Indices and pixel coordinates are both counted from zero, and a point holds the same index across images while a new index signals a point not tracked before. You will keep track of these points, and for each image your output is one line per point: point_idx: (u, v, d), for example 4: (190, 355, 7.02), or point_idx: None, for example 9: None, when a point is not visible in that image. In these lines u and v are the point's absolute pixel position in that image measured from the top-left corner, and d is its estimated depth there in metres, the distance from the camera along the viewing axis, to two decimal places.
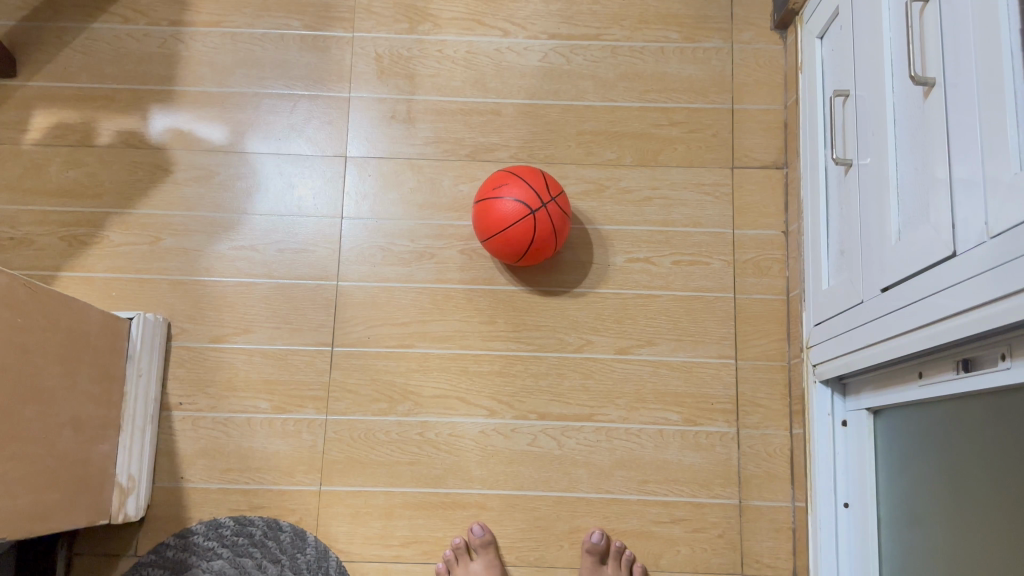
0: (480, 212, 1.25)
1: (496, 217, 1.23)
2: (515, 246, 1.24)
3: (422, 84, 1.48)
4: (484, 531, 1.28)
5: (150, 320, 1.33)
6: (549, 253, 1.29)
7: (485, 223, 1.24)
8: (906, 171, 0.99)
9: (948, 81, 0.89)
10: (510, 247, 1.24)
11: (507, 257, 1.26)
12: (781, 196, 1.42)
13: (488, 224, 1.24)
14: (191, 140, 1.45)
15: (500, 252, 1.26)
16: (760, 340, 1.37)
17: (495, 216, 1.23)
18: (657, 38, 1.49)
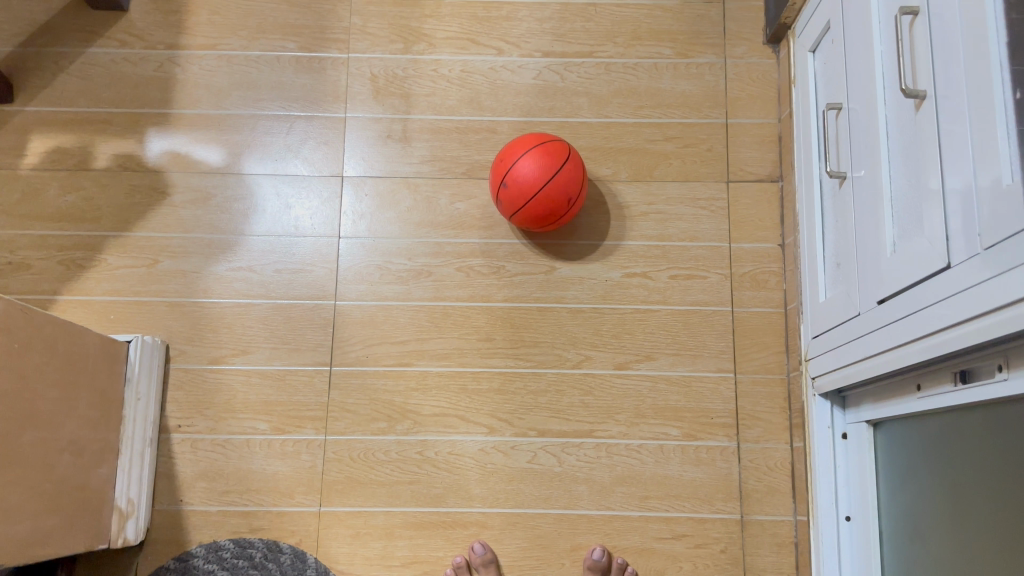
0: (502, 154, 1.29)
1: (526, 141, 1.28)
2: (550, 162, 1.25)
3: (417, 104, 1.49)
4: (485, 549, 1.27)
5: (148, 343, 1.33)
6: (575, 195, 1.28)
7: (512, 152, 1.27)
8: (901, 183, 0.99)
9: (940, 94, 0.90)
10: (545, 164, 1.25)
11: (540, 179, 1.25)
12: (777, 209, 1.43)
13: (520, 148, 1.26)
14: (188, 162, 1.46)
15: (533, 177, 1.25)
16: (759, 353, 1.37)
17: (525, 141, 1.28)
18: (650, 54, 1.50)
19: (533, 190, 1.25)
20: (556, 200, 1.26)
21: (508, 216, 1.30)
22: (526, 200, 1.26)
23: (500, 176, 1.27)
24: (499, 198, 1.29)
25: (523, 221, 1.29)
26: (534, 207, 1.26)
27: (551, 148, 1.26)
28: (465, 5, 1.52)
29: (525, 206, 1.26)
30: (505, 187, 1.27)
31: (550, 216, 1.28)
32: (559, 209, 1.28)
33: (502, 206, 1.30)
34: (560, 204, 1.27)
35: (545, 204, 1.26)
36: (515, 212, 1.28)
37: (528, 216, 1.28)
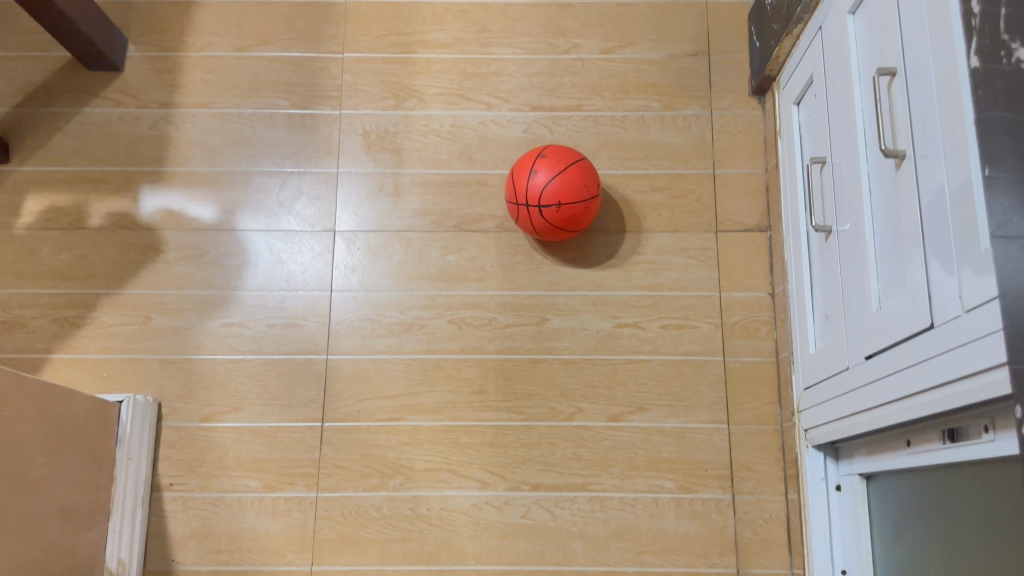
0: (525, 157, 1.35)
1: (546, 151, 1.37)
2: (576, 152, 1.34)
3: (408, 158, 1.51)
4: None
5: (140, 402, 1.33)
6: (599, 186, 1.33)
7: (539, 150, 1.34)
8: (884, 240, 1.00)
9: (919, 155, 0.91)
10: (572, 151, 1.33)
11: (574, 155, 1.30)
12: (766, 258, 1.44)
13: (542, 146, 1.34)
14: (182, 220, 1.47)
15: (567, 152, 1.30)
16: (752, 403, 1.36)
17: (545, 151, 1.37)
18: (637, 107, 1.52)
19: (574, 155, 1.29)
20: (590, 176, 1.30)
21: (541, 190, 1.27)
22: (568, 163, 1.28)
23: (532, 155, 1.30)
24: (530, 176, 1.28)
25: (561, 189, 1.27)
26: (574, 173, 1.28)
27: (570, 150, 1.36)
28: (455, 61, 1.54)
29: (566, 171, 1.27)
30: (542, 159, 1.28)
31: (586, 187, 1.28)
32: (591, 186, 1.30)
33: (535, 180, 1.27)
34: (593, 181, 1.30)
35: (582, 173, 1.29)
36: (552, 180, 1.27)
37: (566, 184, 1.27)
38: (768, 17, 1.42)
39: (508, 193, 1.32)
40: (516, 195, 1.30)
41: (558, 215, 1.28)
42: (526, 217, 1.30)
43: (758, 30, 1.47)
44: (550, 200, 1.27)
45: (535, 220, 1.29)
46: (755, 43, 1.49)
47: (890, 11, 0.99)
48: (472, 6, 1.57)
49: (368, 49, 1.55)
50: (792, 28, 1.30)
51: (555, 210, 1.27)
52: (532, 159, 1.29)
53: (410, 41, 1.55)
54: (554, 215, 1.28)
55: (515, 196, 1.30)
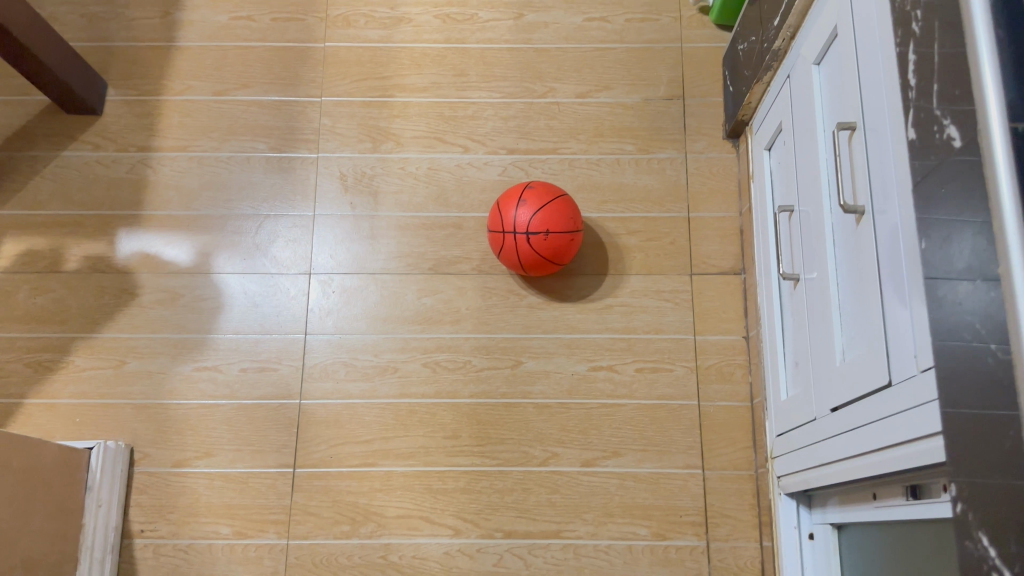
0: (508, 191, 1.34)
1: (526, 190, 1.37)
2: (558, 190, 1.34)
3: (384, 200, 1.51)
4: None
5: (111, 448, 1.32)
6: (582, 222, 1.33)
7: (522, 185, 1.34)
8: (847, 292, 1.00)
9: (877, 211, 0.91)
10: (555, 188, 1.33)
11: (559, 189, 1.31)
12: (740, 301, 1.44)
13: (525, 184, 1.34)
14: (157, 263, 1.47)
15: (552, 187, 1.30)
16: (726, 448, 1.36)
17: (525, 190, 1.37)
18: (612, 151, 1.53)
19: (559, 189, 1.30)
20: (574, 210, 1.30)
21: (529, 218, 1.26)
22: (553, 195, 1.28)
23: (519, 186, 1.29)
24: (518, 204, 1.27)
25: (548, 219, 1.26)
26: (561, 204, 1.27)
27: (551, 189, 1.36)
28: (432, 104, 1.56)
29: (553, 202, 1.27)
30: (529, 190, 1.28)
31: (572, 219, 1.28)
32: (577, 218, 1.30)
33: (522, 209, 1.26)
34: (576, 216, 1.30)
35: (568, 205, 1.28)
36: (539, 210, 1.26)
37: (553, 214, 1.26)
38: (740, 62, 1.43)
39: (492, 223, 1.30)
40: (501, 225, 1.28)
41: (544, 244, 1.26)
42: (510, 246, 1.28)
43: (731, 75, 1.48)
44: (537, 229, 1.26)
45: (521, 248, 1.27)
46: (728, 88, 1.50)
47: (849, 66, 1.00)
48: (450, 50, 1.58)
49: (346, 93, 1.56)
50: (761, 75, 1.32)
51: (541, 238, 1.26)
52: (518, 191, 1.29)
53: (387, 85, 1.56)
54: (540, 244, 1.26)
55: (500, 225, 1.28)
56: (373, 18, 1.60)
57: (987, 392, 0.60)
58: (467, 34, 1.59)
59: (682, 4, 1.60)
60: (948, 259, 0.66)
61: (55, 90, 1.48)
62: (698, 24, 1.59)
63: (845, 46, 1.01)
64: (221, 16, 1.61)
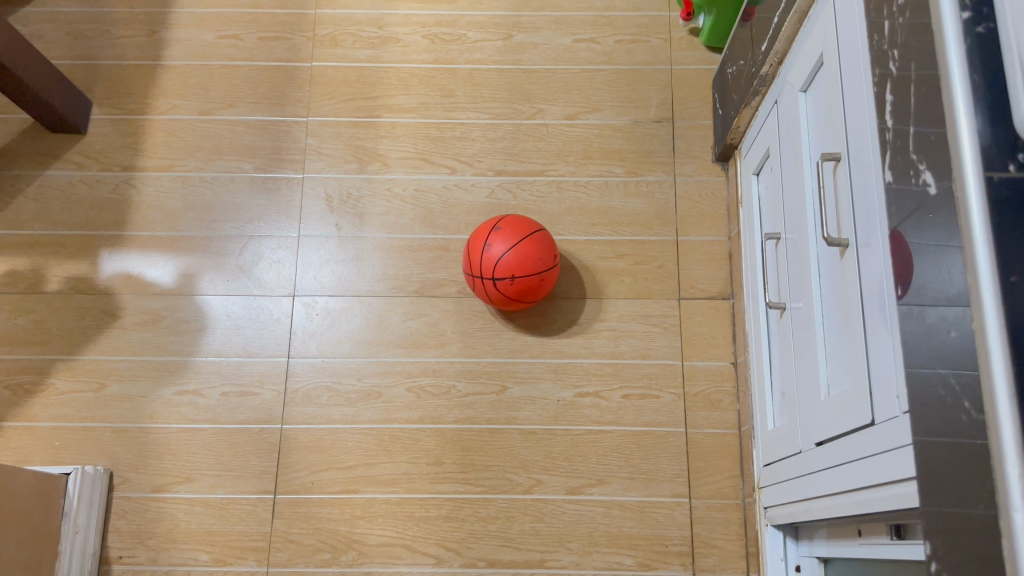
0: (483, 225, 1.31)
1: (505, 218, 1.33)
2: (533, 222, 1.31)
3: (370, 222, 1.50)
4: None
5: (89, 473, 1.30)
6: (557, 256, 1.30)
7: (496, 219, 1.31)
8: (832, 325, 0.99)
9: (862, 244, 0.89)
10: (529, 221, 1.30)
11: (531, 225, 1.27)
12: (729, 326, 1.42)
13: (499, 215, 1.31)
14: (140, 284, 1.46)
15: (524, 223, 1.27)
16: (714, 477, 1.34)
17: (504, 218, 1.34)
18: (601, 173, 1.52)
19: (529, 229, 1.26)
20: (546, 248, 1.27)
21: (495, 263, 1.24)
22: (522, 237, 1.25)
23: (488, 226, 1.27)
24: (485, 248, 1.25)
25: (514, 263, 1.24)
26: (528, 246, 1.25)
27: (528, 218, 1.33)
28: (419, 125, 1.54)
29: (519, 246, 1.24)
30: (497, 231, 1.26)
31: (541, 261, 1.25)
32: (548, 257, 1.27)
33: (488, 255, 1.25)
34: (549, 253, 1.27)
35: (538, 245, 1.26)
36: (505, 254, 1.24)
37: (520, 258, 1.24)
38: (729, 85, 1.41)
39: (465, 263, 1.29)
40: (472, 266, 1.27)
41: (512, 287, 1.25)
42: (481, 288, 1.27)
43: (720, 98, 1.47)
44: (504, 272, 1.24)
45: (491, 291, 1.26)
46: (717, 111, 1.49)
47: (834, 95, 0.98)
48: (438, 71, 1.57)
49: (333, 113, 1.55)
50: (750, 100, 1.30)
51: (508, 282, 1.25)
52: (488, 231, 1.27)
53: (375, 105, 1.55)
54: (507, 287, 1.25)
55: (470, 267, 1.27)
56: (360, 37, 1.59)
57: (962, 448, 0.58)
58: (456, 54, 1.58)
59: (672, 25, 1.59)
60: (925, 307, 0.64)
61: (33, 108, 1.47)
62: (688, 45, 1.58)
63: (830, 75, 1.00)
64: (207, 35, 1.60)
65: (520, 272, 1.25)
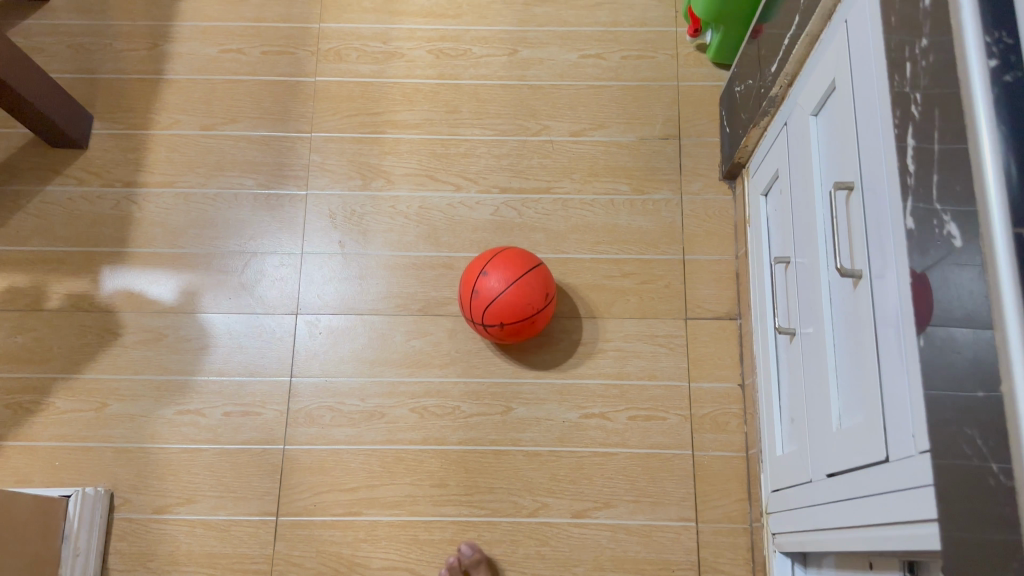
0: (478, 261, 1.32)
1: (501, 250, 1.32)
2: (527, 257, 1.29)
3: (374, 239, 1.48)
4: (473, 550, 1.27)
5: (90, 494, 1.28)
6: (551, 292, 1.29)
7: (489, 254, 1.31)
8: (844, 355, 0.97)
9: (876, 276, 0.88)
10: (522, 257, 1.29)
11: (521, 265, 1.26)
12: (736, 347, 1.41)
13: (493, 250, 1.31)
14: (141, 302, 1.44)
15: (515, 264, 1.27)
16: (721, 501, 1.32)
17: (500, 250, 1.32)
18: (607, 191, 1.50)
19: (515, 274, 1.26)
20: (534, 291, 1.26)
21: (484, 309, 1.26)
22: (508, 284, 1.25)
23: (478, 268, 1.27)
24: (474, 293, 1.27)
25: (501, 311, 1.25)
26: (517, 291, 1.25)
27: (523, 250, 1.32)
28: (424, 141, 1.53)
29: (505, 293, 1.24)
30: (485, 277, 1.26)
31: (529, 307, 1.26)
32: (539, 298, 1.27)
33: (477, 301, 1.26)
34: (538, 295, 1.26)
35: (527, 289, 1.26)
36: (493, 302, 1.25)
37: (507, 305, 1.25)
38: (736, 104, 1.40)
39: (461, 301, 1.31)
40: (466, 307, 1.30)
41: (503, 331, 1.28)
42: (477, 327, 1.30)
43: (727, 115, 1.45)
44: (494, 319, 1.26)
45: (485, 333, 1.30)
46: (725, 128, 1.48)
47: (847, 122, 0.97)
48: (443, 86, 1.55)
49: (336, 129, 1.53)
50: (758, 120, 1.29)
51: (499, 327, 1.27)
52: (477, 275, 1.27)
53: (379, 120, 1.54)
54: (498, 331, 1.28)
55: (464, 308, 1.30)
56: (365, 51, 1.57)
57: (985, 512, 0.59)
58: (461, 70, 1.56)
59: (679, 41, 1.58)
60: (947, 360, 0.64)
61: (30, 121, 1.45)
62: (695, 62, 1.56)
63: (843, 100, 0.98)
64: (210, 49, 1.58)
65: (510, 315, 1.26)
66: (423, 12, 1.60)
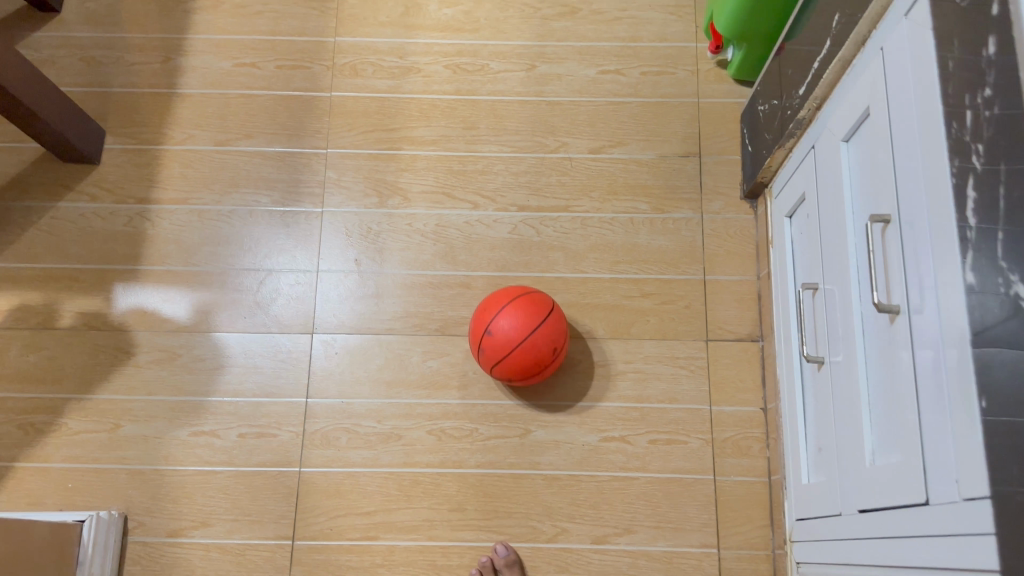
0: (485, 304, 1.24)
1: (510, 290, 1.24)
2: (536, 309, 1.21)
3: (390, 257, 1.47)
4: (508, 551, 1.26)
5: (104, 518, 1.27)
6: (561, 343, 1.23)
7: (495, 301, 1.22)
8: (878, 388, 0.96)
9: (914, 312, 0.86)
10: (531, 310, 1.20)
11: (528, 325, 1.19)
12: (758, 370, 1.39)
13: (503, 294, 1.22)
14: (155, 320, 1.42)
15: (522, 322, 1.19)
16: (743, 527, 1.30)
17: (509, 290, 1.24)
18: (626, 210, 1.48)
19: (520, 338, 1.19)
20: (542, 349, 1.20)
21: (490, 365, 1.22)
22: (513, 346, 1.19)
23: (484, 321, 1.21)
24: (480, 347, 1.22)
25: (508, 369, 1.21)
26: (521, 355, 1.19)
27: (534, 296, 1.22)
28: (441, 158, 1.51)
29: (510, 356, 1.19)
30: (489, 335, 1.20)
31: (536, 365, 1.21)
32: (546, 357, 1.21)
33: (484, 355, 1.22)
34: (546, 352, 1.21)
35: (532, 351, 1.20)
36: (499, 361, 1.20)
37: (513, 366, 1.20)
38: (759, 123, 1.38)
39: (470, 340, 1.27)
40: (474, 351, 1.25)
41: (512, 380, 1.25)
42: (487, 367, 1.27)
43: (749, 134, 1.43)
44: (500, 373, 1.23)
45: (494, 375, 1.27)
46: (746, 147, 1.46)
47: (882, 151, 0.95)
48: (460, 102, 1.54)
49: (352, 145, 1.51)
50: (783, 142, 1.27)
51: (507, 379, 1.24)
52: (483, 329, 1.21)
53: (395, 137, 1.52)
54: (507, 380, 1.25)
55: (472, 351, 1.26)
56: (381, 66, 1.55)
57: None
58: (478, 85, 1.55)
59: (700, 57, 1.56)
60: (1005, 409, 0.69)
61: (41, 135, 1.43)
62: (715, 78, 1.54)
63: (877, 129, 0.96)
64: (224, 62, 1.56)
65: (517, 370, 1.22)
66: (440, 26, 1.58)
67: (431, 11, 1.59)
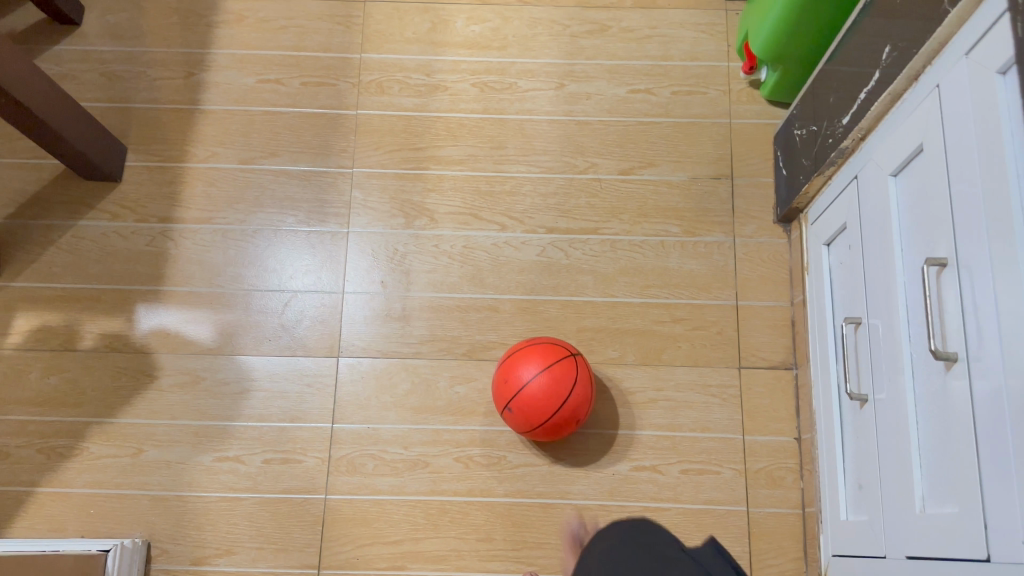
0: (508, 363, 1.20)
1: (537, 352, 1.18)
2: (561, 385, 1.16)
3: (417, 280, 1.44)
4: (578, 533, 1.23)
5: (128, 547, 1.25)
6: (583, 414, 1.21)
7: (518, 367, 1.18)
8: (930, 433, 0.94)
9: (972, 362, 0.85)
10: (554, 387, 1.16)
11: (550, 407, 1.16)
12: (791, 398, 1.37)
13: (529, 366, 1.16)
14: (179, 342, 1.40)
15: (543, 404, 1.16)
16: (777, 560, 1.28)
17: (536, 351, 1.18)
18: (656, 232, 1.45)
19: (538, 420, 1.17)
20: (561, 427, 1.19)
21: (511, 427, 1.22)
22: (531, 425, 1.18)
23: (508, 393, 1.17)
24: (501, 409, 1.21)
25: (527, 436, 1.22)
26: (541, 432, 1.19)
27: (560, 371, 1.16)
28: (468, 178, 1.49)
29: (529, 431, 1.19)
30: (511, 409, 1.18)
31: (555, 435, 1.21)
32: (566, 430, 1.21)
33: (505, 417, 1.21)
34: (565, 429, 1.20)
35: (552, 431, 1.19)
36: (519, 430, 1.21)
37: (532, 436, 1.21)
38: (796, 147, 1.36)
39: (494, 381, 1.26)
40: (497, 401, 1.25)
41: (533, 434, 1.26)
42: None
43: (785, 157, 1.41)
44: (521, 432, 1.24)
45: None
46: (780, 170, 1.43)
47: (936, 191, 0.93)
48: (487, 121, 1.51)
49: (379, 164, 1.49)
50: (823, 169, 1.25)
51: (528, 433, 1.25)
52: (505, 400, 1.19)
53: (422, 156, 1.50)
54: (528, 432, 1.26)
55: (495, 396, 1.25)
56: (407, 84, 1.53)
57: None
58: (506, 104, 1.52)
59: (732, 76, 1.53)
60: None
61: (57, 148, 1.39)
62: (748, 98, 1.52)
63: (932, 167, 0.94)
64: (247, 78, 1.53)
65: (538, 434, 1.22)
66: (467, 43, 1.55)
67: (458, 28, 1.57)
